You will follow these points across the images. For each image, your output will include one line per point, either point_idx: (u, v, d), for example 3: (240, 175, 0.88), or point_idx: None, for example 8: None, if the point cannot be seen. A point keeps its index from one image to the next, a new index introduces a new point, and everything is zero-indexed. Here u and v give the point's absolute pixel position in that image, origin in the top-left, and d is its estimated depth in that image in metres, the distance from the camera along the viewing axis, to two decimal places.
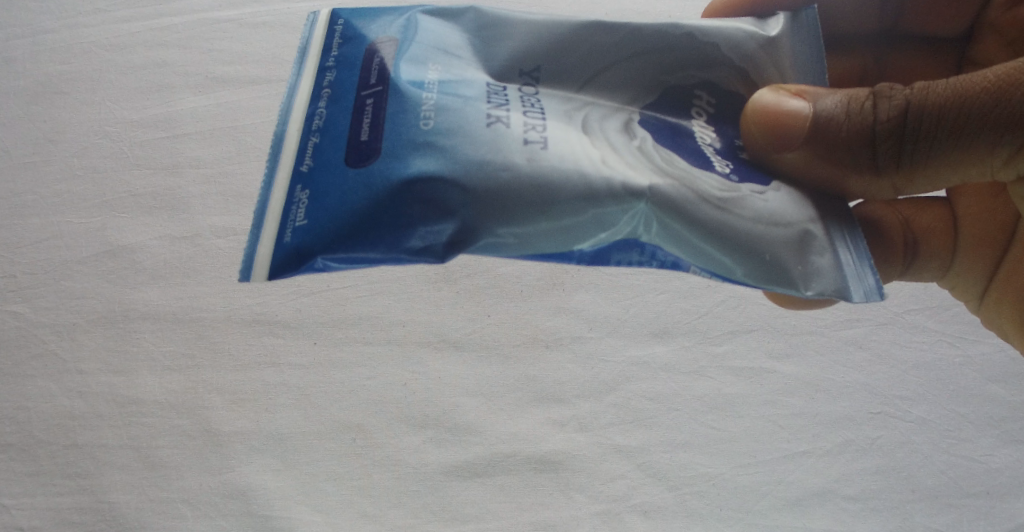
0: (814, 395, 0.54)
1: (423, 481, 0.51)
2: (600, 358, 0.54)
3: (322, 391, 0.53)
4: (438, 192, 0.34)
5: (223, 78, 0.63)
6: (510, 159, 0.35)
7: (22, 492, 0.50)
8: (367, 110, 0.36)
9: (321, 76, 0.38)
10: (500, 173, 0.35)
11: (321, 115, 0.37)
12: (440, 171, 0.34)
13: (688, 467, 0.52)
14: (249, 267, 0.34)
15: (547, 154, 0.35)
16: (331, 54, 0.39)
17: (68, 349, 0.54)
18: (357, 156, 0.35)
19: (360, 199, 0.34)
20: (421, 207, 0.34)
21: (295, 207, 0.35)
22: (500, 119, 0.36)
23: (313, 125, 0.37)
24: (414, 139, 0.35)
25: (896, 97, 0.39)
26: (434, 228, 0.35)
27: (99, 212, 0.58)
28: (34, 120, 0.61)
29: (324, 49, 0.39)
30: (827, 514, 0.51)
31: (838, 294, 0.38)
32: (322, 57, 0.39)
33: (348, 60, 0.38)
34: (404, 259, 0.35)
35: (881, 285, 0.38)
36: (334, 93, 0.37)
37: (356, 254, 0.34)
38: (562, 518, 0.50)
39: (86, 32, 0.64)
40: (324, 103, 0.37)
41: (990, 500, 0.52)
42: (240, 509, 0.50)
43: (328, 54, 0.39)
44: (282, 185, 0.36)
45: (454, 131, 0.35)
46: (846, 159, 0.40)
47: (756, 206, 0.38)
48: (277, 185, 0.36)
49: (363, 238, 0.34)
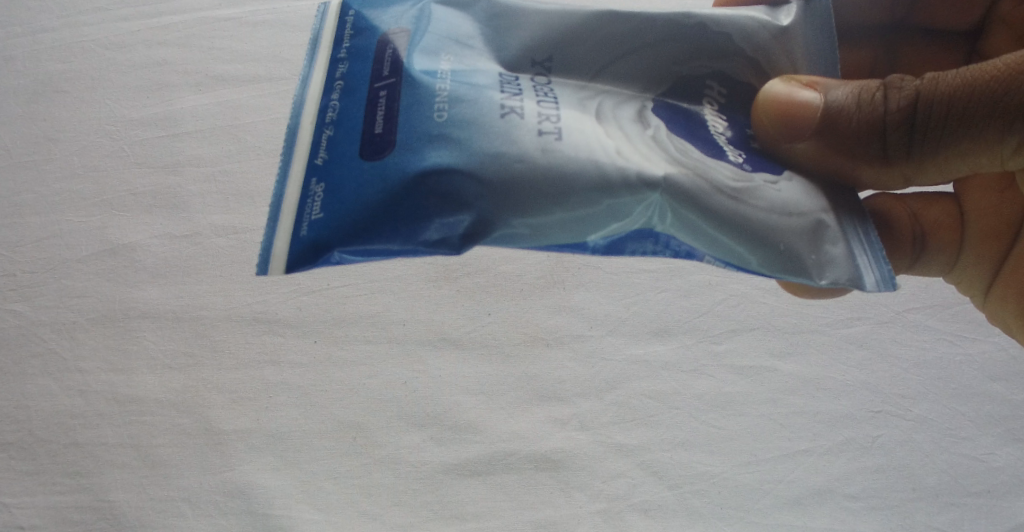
0: (815, 393, 0.54)
1: (423, 480, 0.51)
2: (601, 357, 0.54)
3: (322, 391, 0.53)
4: (454, 184, 0.34)
5: (224, 77, 0.63)
6: (525, 150, 0.35)
7: (22, 491, 0.50)
8: (382, 102, 0.36)
9: (333, 68, 0.38)
10: (516, 164, 0.35)
11: (334, 108, 0.37)
12: (456, 163, 0.34)
13: (689, 466, 0.52)
14: (266, 261, 0.34)
15: (561, 145, 0.35)
16: (343, 46, 0.39)
17: (69, 348, 0.54)
18: (372, 148, 0.35)
19: (376, 192, 0.34)
20: (437, 200, 0.34)
21: (311, 201, 0.35)
22: (514, 109, 0.36)
23: (326, 118, 0.37)
24: (428, 131, 0.35)
25: (906, 87, 0.39)
26: (450, 220, 0.35)
27: (99, 211, 0.58)
28: (34, 119, 0.61)
29: (336, 41, 0.39)
30: (828, 513, 0.51)
31: (852, 284, 0.38)
32: (335, 49, 0.39)
33: (360, 52, 0.38)
34: (421, 251, 0.35)
35: (893, 275, 0.38)
36: (347, 85, 0.37)
37: (373, 246, 0.34)
38: (562, 517, 0.50)
39: (85, 31, 0.64)
40: (337, 95, 0.37)
41: (990, 499, 0.52)
42: (241, 508, 0.50)
43: (340, 46, 0.39)
44: (297, 178, 0.35)
45: (468, 123, 0.35)
46: (857, 150, 0.40)
47: (769, 196, 0.38)
48: (292, 178, 0.35)
49: (380, 230, 0.34)
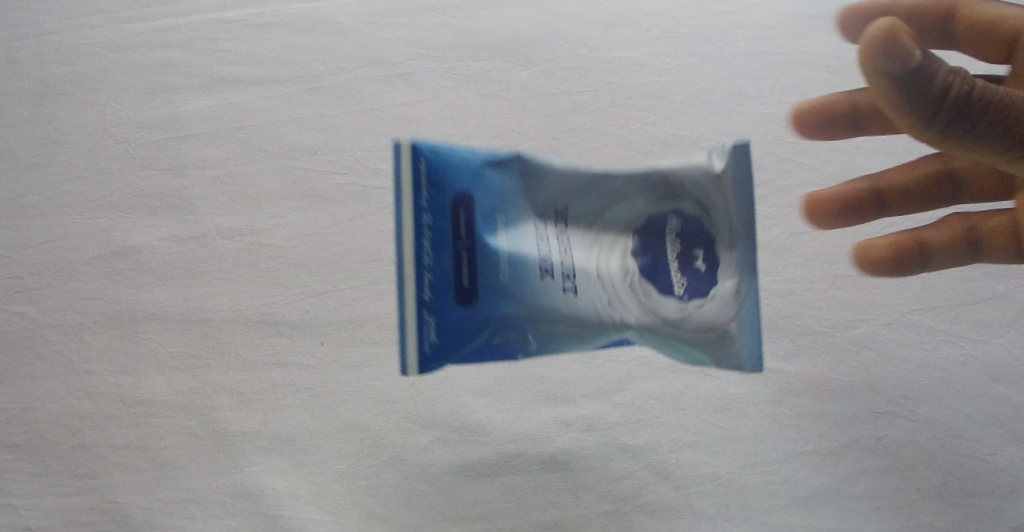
0: (820, 394, 0.54)
1: (432, 481, 0.52)
2: (607, 357, 0.54)
3: (330, 393, 0.53)
4: (495, 282, 0.40)
5: (229, 79, 0.61)
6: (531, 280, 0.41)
7: (30, 492, 0.51)
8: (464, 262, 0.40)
9: (420, 216, 0.40)
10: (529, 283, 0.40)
11: (428, 224, 0.40)
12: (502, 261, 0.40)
13: (695, 466, 0.52)
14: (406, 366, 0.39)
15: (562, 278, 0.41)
16: (423, 195, 0.40)
17: (76, 350, 0.54)
18: (465, 294, 0.40)
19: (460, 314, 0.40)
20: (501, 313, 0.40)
21: (424, 286, 0.39)
22: (553, 268, 0.41)
23: (425, 237, 0.40)
24: (495, 288, 0.40)
25: (966, 73, 0.40)
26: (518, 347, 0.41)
27: (106, 213, 0.58)
28: (38, 120, 0.61)
29: (416, 186, 0.40)
30: (832, 513, 0.52)
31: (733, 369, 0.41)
32: (416, 195, 0.40)
33: (441, 209, 0.40)
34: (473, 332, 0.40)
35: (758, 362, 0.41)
36: (436, 236, 0.40)
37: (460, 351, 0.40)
38: (570, 517, 0.51)
39: (91, 33, 0.62)
40: (429, 238, 0.40)
41: (991, 498, 0.53)
42: (250, 509, 0.51)
43: (421, 195, 0.40)
44: (410, 264, 0.39)
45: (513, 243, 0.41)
46: (912, 103, 0.40)
47: (659, 307, 0.41)
48: (407, 273, 0.39)
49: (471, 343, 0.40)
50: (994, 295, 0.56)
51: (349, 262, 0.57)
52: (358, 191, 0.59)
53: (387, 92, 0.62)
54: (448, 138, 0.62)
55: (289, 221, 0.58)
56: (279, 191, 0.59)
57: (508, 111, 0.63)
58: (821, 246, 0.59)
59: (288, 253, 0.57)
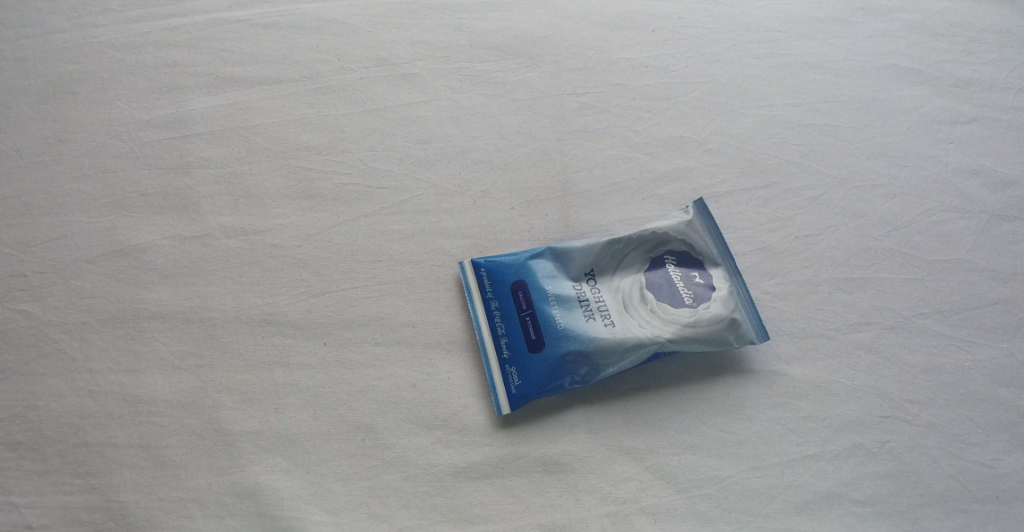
0: (824, 398, 0.54)
1: (432, 482, 0.51)
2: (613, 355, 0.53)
3: (332, 393, 0.53)
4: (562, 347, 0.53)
5: (235, 79, 0.64)
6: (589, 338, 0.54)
7: (31, 490, 0.50)
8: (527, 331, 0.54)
9: (488, 305, 0.55)
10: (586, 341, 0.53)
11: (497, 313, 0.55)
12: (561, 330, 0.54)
13: (698, 469, 0.52)
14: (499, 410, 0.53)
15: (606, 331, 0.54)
16: (487, 290, 0.56)
17: (79, 348, 0.54)
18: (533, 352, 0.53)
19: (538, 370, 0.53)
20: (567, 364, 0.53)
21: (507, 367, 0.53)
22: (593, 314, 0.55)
23: (496, 328, 0.55)
24: (556, 339, 0.53)
25: None
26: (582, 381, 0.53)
27: (111, 211, 0.58)
28: (45, 119, 0.61)
29: (480, 287, 0.56)
30: (837, 518, 0.51)
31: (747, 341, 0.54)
32: (482, 292, 0.56)
33: (502, 294, 0.55)
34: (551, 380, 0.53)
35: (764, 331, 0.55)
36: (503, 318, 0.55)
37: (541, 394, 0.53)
38: (571, 520, 0.50)
39: (97, 32, 0.65)
40: (498, 321, 0.55)
41: (1000, 504, 0.52)
42: (250, 509, 0.50)
43: (485, 290, 0.56)
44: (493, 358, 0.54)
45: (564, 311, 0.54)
46: None
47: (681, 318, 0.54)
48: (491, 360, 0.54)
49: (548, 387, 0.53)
50: (998, 299, 0.58)
51: (352, 264, 0.57)
52: (363, 191, 0.60)
53: (392, 91, 0.65)
54: (451, 138, 0.63)
55: (293, 221, 0.59)
56: (284, 190, 0.60)
57: (514, 113, 0.65)
58: (825, 250, 0.60)
59: (292, 252, 0.58)
